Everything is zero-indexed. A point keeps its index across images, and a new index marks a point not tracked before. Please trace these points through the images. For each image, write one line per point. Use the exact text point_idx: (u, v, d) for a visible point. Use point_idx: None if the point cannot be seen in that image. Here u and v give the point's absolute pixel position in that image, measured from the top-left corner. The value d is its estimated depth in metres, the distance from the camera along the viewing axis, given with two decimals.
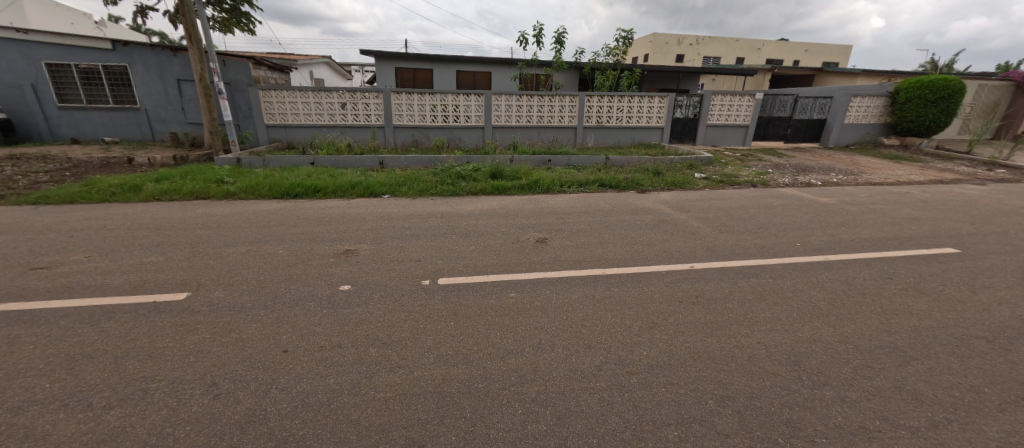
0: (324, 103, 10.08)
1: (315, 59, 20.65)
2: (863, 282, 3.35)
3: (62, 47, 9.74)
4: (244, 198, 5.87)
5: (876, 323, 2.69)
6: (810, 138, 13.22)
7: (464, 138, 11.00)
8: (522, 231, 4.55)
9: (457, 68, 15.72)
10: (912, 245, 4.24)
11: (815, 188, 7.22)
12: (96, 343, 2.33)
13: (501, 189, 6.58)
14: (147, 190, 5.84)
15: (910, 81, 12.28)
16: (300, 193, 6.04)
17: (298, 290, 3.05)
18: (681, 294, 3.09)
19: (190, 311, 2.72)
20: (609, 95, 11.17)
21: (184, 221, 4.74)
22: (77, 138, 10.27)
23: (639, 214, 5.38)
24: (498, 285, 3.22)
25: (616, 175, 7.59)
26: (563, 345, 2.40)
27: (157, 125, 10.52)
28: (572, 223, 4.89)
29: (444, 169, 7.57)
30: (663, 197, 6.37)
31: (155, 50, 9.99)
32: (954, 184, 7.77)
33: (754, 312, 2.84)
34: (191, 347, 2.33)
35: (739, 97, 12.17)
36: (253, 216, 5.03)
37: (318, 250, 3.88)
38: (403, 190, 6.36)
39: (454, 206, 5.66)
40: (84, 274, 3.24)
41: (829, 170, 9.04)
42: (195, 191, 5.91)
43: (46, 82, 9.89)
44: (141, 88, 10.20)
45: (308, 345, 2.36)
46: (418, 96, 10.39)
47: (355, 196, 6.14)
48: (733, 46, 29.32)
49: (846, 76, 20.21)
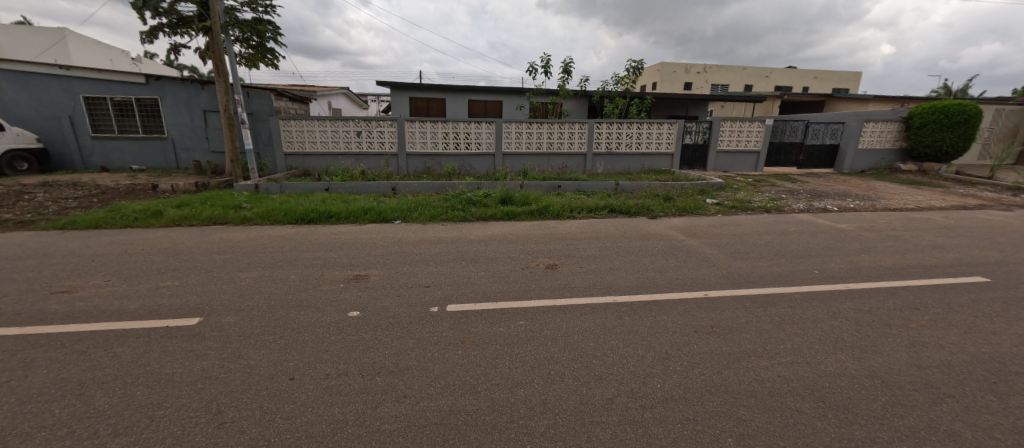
0: (340, 131, 10.45)
1: (334, 90, 21.58)
2: (888, 313, 3.21)
3: (100, 82, 10.29)
4: (259, 223, 6.00)
5: (904, 357, 2.56)
6: (824, 164, 13.08)
7: (475, 165, 11.18)
8: (531, 257, 4.53)
9: (469, 98, 16.22)
10: (937, 274, 4.08)
11: (831, 214, 7.08)
12: (108, 368, 2.36)
13: (511, 214, 6.60)
14: (169, 215, 6.02)
15: (922, 106, 12.20)
16: (314, 219, 6.16)
17: (308, 316, 3.05)
18: (695, 323, 3.00)
19: (201, 336, 2.74)
20: (618, 122, 11.34)
21: (200, 246, 4.83)
22: (106, 165, 10.68)
23: (650, 240, 5.33)
24: (507, 312, 3.18)
25: (626, 201, 7.58)
26: (573, 376, 2.33)
27: (182, 153, 10.91)
28: (581, 249, 4.85)
29: (455, 195, 7.65)
30: (674, 223, 6.31)
31: (185, 83, 10.50)
32: (978, 210, 7.53)
33: (773, 343, 2.73)
34: (200, 373, 2.34)
35: (748, 123, 12.20)
36: (267, 241, 5.13)
37: (329, 275, 3.91)
38: (414, 216, 6.45)
39: (464, 231, 5.70)
40: (102, 299, 3.30)
41: (846, 195, 8.84)
42: (214, 216, 6.06)
43: (83, 114, 10.41)
44: (169, 119, 10.65)
45: (316, 373, 2.34)
46: (430, 124, 10.70)
47: (367, 222, 6.22)
48: (741, 75, 29.83)
49: (857, 103, 20.22)
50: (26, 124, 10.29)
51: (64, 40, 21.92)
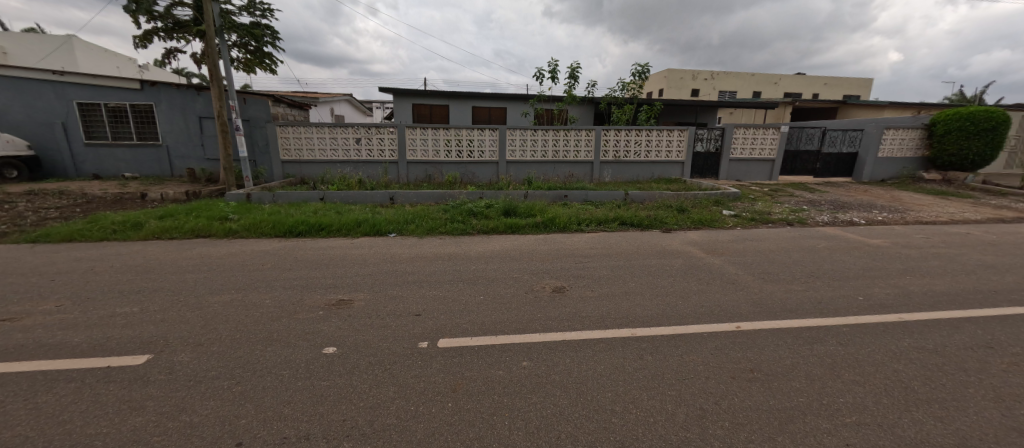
0: (339, 138, 10.11)
1: (337, 97, 21.43)
2: (960, 353, 2.71)
3: (94, 87, 10.00)
4: (244, 236, 5.60)
5: (998, 417, 2.07)
6: (841, 172, 12.54)
7: (478, 173, 10.79)
8: (536, 278, 4.07)
9: (472, 104, 15.90)
10: (1000, 301, 3.57)
11: (860, 228, 6.57)
12: (20, 426, 1.93)
13: (515, 227, 6.16)
14: (150, 228, 5.64)
15: (945, 113, 11.65)
16: (303, 231, 5.75)
17: (275, 354, 2.61)
18: (731, 367, 2.52)
19: (144, 381, 2.31)
20: (626, 129, 10.92)
21: (175, 263, 4.42)
22: (99, 173, 10.37)
23: (666, 257, 4.86)
24: (508, 349, 2.72)
25: (637, 213, 7.13)
26: (588, 444, 1.86)
27: (177, 161, 10.55)
28: (591, 268, 4.39)
29: (455, 205, 7.24)
30: (690, 238, 5.84)
31: (181, 89, 10.18)
32: (1019, 224, 6.97)
33: (831, 395, 2.24)
34: (128, 434, 1.90)
35: (763, 130, 11.70)
36: (249, 257, 4.72)
37: (309, 300, 3.47)
38: (410, 229, 6.02)
39: (463, 246, 5.26)
40: (45, 329, 2.88)
41: (871, 207, 8.31)
42: (197, 229, 5.67)
43: (76, 120, 10.11)
44: (164, 125, 10.31)
45: (269, 436, 1.89)
46: (432, 131, 10.34)
47: (360, 235, 5.80)
48: (749, 81, 29.42)
49: (872, 109, 19.65)
50: (19, 130, 10.02)
51: (66, 44, 22.21)
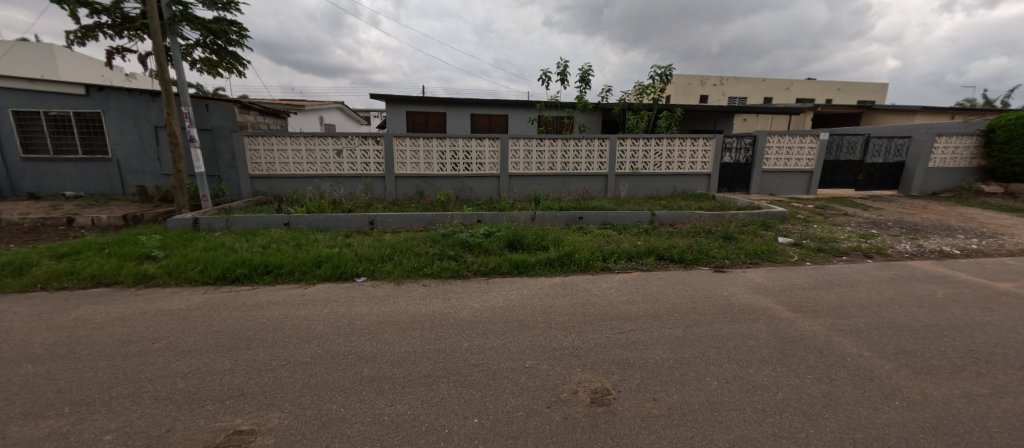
0: (316, 150, 8.75)
1: (326, 105, 20.17)
2: None
3: (32, 93, 8.68)
4: (161, 284, 4.18)
5: None
6: (885, 185, 11.21)
7: (477, 188, 9.41)
8: (565, 370, 2.63)
9: (471, 111, 14.60)
10: None
11: (964, 263, 5.14)
12: None
13: (522, 265, 4.73)
14: (36, 273, 4.22)
15: (1005, 117, 10.28)
16: (241, 276, 4.32)
17: None
18: None
19: None
20: (646, 137, 9.54)
21: (23, 341, 2.98)
22: (38, 191, 9.01)
23: (740, 321, 3.41)
24: None
25: (673, 241, 5.71)
26: None
27: (129, 177, 9.19)
28: (641, 347, 2.95)
29: (447, 234, 5.84)
30: (755, 282, 4.40)
31: (133, 95, 8.86)
32: None
33: None
34: None
35: (800, 139, 10.33)
36: (145, 324, 3.29)
37: (179, 434, 2.03)
38: (386, 269, 4.60)
39: (452, 300, 3.83)
40: None
41: (951, 230, 6.88)
42: (100, 273, 4.26)
43: (11, 131, 8.78)
44: (114, 136, 8.97)
45: None
46: (424, 141, 8.96)
47: (317, 280, 4.36)
48: (760, 87, 28.19)
49: (901, 114, 18.29)
50: None
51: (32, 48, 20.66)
